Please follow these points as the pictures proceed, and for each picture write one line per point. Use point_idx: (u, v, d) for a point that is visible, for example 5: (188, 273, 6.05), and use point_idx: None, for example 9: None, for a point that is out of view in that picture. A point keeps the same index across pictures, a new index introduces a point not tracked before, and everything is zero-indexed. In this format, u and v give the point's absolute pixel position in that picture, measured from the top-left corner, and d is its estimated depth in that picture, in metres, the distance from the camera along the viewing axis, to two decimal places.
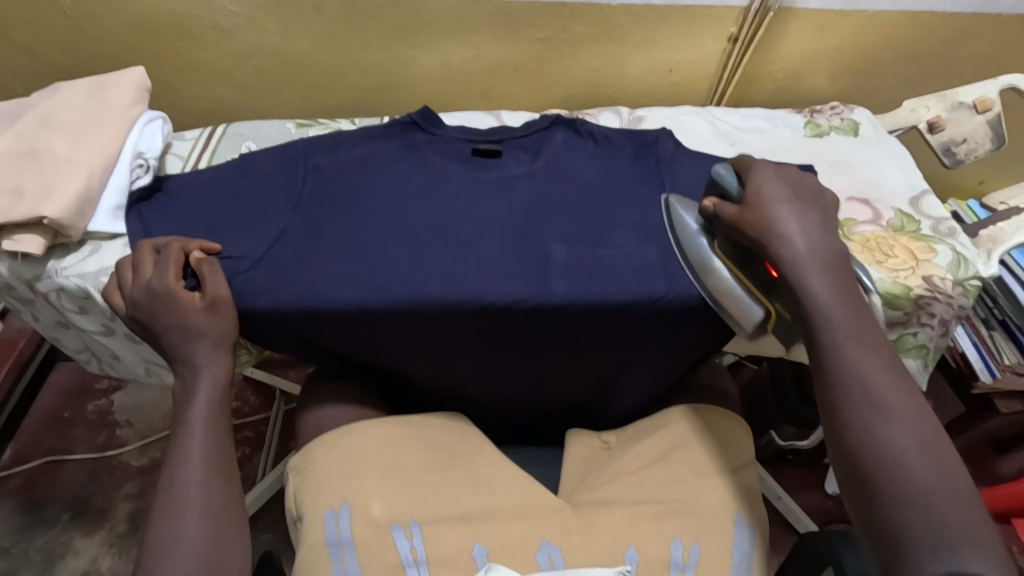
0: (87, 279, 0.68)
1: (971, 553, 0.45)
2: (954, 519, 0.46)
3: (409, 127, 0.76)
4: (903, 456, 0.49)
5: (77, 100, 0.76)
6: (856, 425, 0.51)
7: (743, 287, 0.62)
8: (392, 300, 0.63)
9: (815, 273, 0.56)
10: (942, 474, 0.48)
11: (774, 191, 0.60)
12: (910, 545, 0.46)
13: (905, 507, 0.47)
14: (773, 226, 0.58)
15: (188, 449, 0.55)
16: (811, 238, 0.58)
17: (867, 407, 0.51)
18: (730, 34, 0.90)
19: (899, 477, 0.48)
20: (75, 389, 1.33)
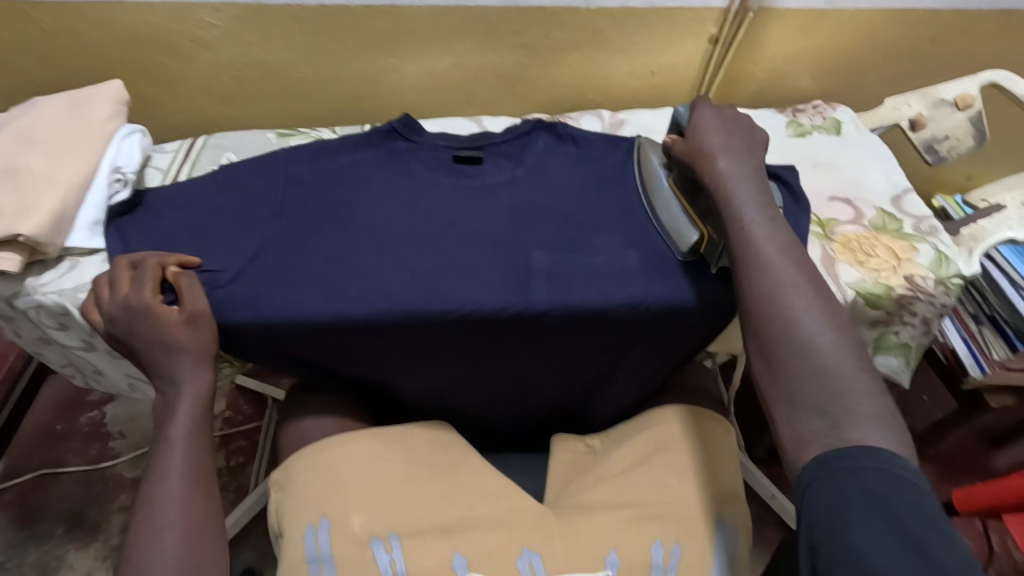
0: (66, 296, 0.67)
1: (859, 420, 0.48)
2: (848, 390, 0.49)
3: (390, 135, 0.75)
4: (804, 334, 0.52)
5: (53, 116, 0.75)
6: (762, 303, 0.54)
7: (687, 215, 0.68)
8: (373, 313, 0.63)
9: (738, 180, 0.61)
10: (841, 350, 0.51)
11: (710, 119, 0.66)
12: (804, 410, 0.50)
13: (798, 373, 0.51)
14: (703, 147, 0.64)
15: (169, 466, 0.55)
16: (737, 156, 0.63)
17: (773, 286, 0.55)
18: (711, 35, 0.90)
19: (794, 347, 0.52)
20: (66, 402, 1.33)
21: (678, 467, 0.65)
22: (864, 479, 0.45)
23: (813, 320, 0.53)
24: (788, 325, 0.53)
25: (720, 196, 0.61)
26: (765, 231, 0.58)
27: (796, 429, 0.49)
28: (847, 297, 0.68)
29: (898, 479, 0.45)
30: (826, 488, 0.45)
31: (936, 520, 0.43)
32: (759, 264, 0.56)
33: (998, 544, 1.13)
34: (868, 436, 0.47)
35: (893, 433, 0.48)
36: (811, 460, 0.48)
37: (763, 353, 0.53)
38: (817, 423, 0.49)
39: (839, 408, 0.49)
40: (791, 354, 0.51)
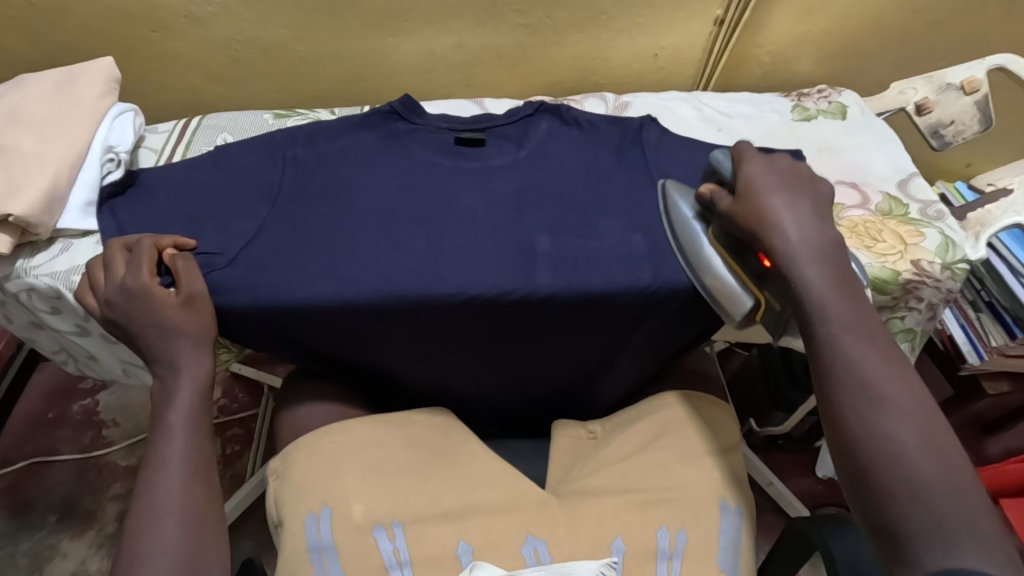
0: (58, 279, 0.66)
1: (979, 552, 0.42)
2: (957, 512, 0.44)
3: (390, 117, 0.74)
4: (901, 450, 0.47)
5: (42, 94, 0.73)
6: (854, 417, 0.49)
7: (737, 276, 0.61)
8: (373, 296, 0.62)
9: (807, 261, 0.55)
10: (943, 464, 0.46)
11: (766, 175, 0.60)
12: (909, 541, 0.44)
13: (900, 502, 0.45)
14: (765, 212, 0.58)
15: (167, 453, 0.54)
16: (801, 223, 0.58)
17: (861, 396, 0.49)
18: (716, 17, 0.89)
19: (892, 472, 0.46)
20: (60, 389, 1.31)
21: (682, 455, 0.64)
22: None
23: (904, 428, 0.48)
24: (880, 438, 0.48)
25: (787, 272, 0.55)
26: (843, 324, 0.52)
27: (904, 563, 0.44)
28: None
29: None
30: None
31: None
32: (842, 365, 0.51)
33: None
34: (989, 569, 0.42)
35: (1015, 562, 0.42)
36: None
37: (853, 467, 0.48)
38: (927, 559, 0.43)
39: (952, 537, 0.43)
40: (885, 471, 0.47)
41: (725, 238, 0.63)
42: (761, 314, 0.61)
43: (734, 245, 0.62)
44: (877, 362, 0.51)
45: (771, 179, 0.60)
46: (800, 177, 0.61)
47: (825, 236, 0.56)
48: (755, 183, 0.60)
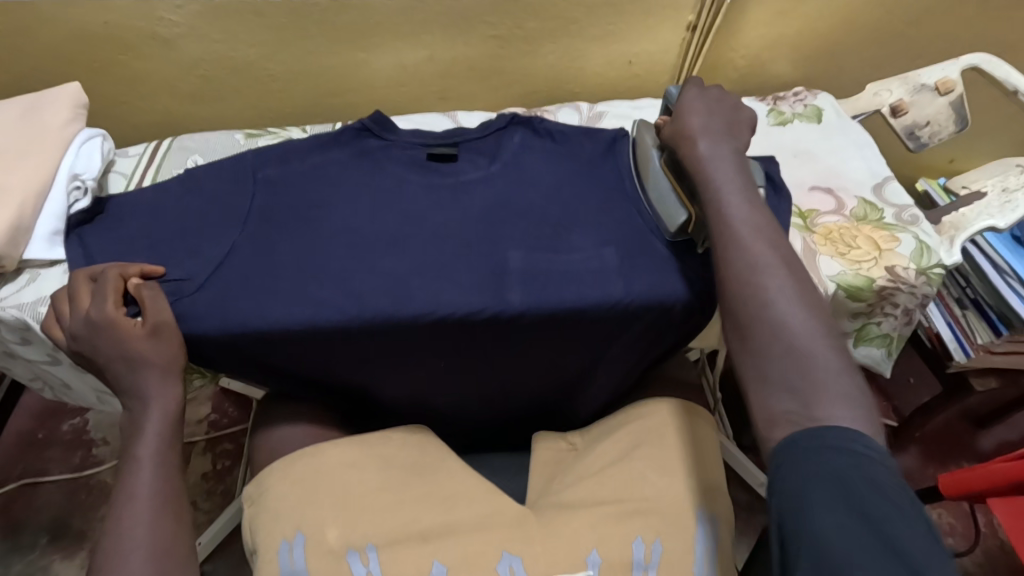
0: (25, 310, 0.65)
1: (829, 400, 0.47)
2: (818, 369, 0.49)
3: (361, 134, 0.73)
4: (778, 316, 0.52)
5: (9, 122, 0.73)
6: (739, 284, 0.54)
7: (678, 196, 0.67)
8: (344, 318, 0.61)
9: (716, 163, 0.61)
10: (815, 330, 0.51)
11: (696, 98, 0.66)
12: (774, 391, 0.50)
13: (769, 352, 0.51)
14: (685, 127, 0.64)
15: (134, 487, 0.54)
16: (718, 138, 0.64)
17: (749, 269, 0.55)
18: (688, 22, 0.88)
19: (764, 326, 0.52)
20: (49, 409, 1.30)
21: (658, 465, 0.64)
22: (820, 462, 0.44)
23: (784, 299, 0.53)
24: (761, 307, 0.53)
25: (698, 177, 0.61)
26: (743, 214, 0.58)
27: (767, 409, 0.49)
28: (828, 290, 0.67)
29: (856, 455, 0.44)
30: (787, 473, 0.45)
31: (889, 487, 0.43)
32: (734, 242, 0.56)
33: (984, 524, 1.14)
34: (836, 415, 0.47)
35: (865, 412, 0.47)
36: (781, 440, 0.48)
37: (737, 331, 0.53)
38: (784, 404, 0.48)
39: (810, 387, 0.48)
40: (761, 333, 0.52)
41: (665, 161, 0.69)
42: (693, 228, 0.65)
43: (676, 169, 0.68)
44: (770, 250, 0.56)
45: (701, 104, 0.66)
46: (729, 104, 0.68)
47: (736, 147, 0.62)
48: (685, 105, 0.66)
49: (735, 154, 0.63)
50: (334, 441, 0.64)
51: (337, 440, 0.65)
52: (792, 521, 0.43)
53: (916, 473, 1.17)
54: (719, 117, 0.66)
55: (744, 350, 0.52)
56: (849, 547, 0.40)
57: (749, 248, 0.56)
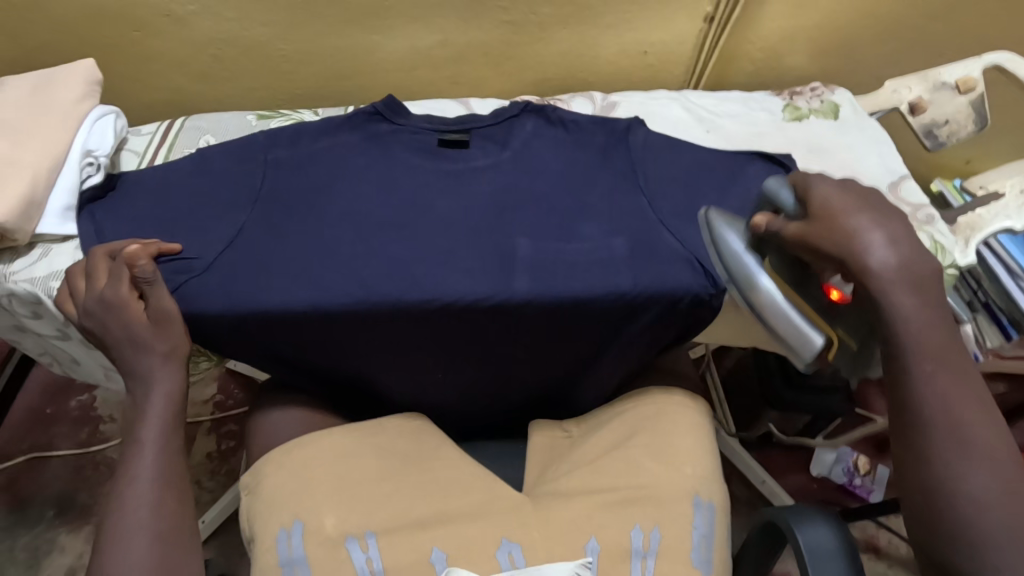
0: (37, 285, 0.66)
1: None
2: None
3: (372, 118, 0.72)
4: (990, 511, 0.45)
5: (22, 98, 0.73)
6: (939, 473, 0.47)
7: (807, 316, 0.54)
8: (349, 303, 0.62)
9: (904, 291, 0.50)
10: (1022, 513, 0.45)
11: (844, 196, 0.53)
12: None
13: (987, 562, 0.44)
14: (849, 239, 0.51)
15: (139, 468, 0.54)
16: (899, 251, 0.51)
17: (953, 446, 0.47)
18: (705, 13, 0.87)
19: (978, 527, 0.45)
20: (56, 385, 1.31)
21: (656, 450, 0.65)
22: None
23: (985, 479, 0.46)
24: (961, 491, 0.46)
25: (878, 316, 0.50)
26: (932, 367, 0.49)
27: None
28: None
29: None
30: None
31: None
32: (928, 412, 0.49)
33: None
34: None
35: None
36: None
37: (926, 511, 0.48)
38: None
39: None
40: (973, 532, 0.45)
41: (778, 264, 0.56)
42: (833, 353, 0.55)
43: (793, 274, 0.56)
44: (968, 417, 0.48)
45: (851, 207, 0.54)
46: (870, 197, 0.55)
47: (922, 274, 0.50)
48: (832, 202, 0.53)
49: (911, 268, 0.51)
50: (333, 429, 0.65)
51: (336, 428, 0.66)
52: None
53: None
54: (872, 215, 0.54)
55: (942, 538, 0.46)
56: None
57: (936, 408, 0.49)
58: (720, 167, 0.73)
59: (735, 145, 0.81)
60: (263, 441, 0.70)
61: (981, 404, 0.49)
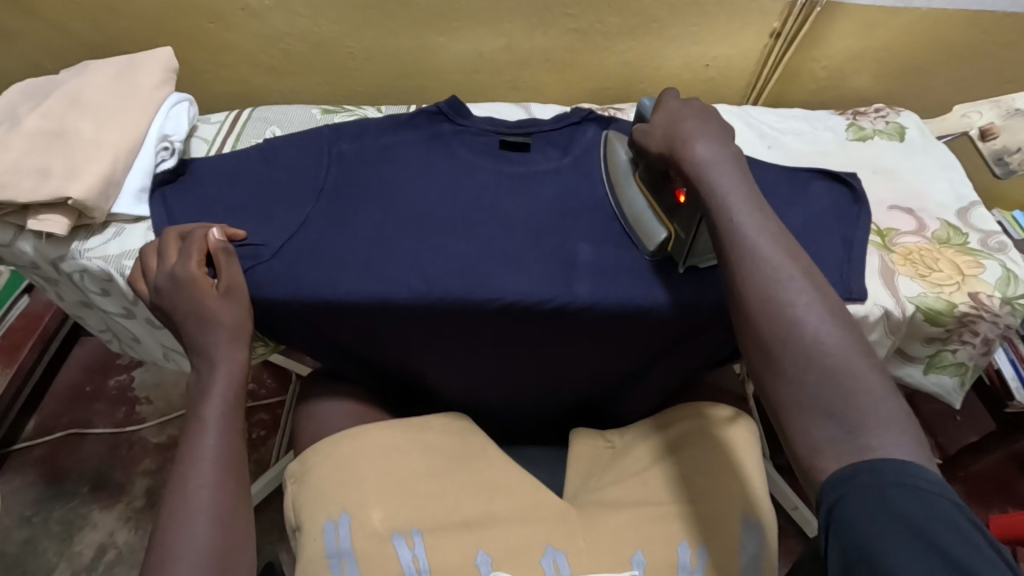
0: (110, 263, 0.67)
1: (878, 429, 0.42)
2: (862, 395, 0.44)
3: (435, 117, 0.73)
4: (809, 338, 0.46)
5: (104, 81, 0.76)
6: (757, 309, 0.49)
7: (654, 212, 0.66)
8: (410, 296, 0.62)
9: (720, 171, 0.56)
10: (852, 346, 0.46)
11: (682, 109, 0.62)
12: (813, 418, 0.44)
13: (812, 387, 0.45)
14: (678, 136, 0.60)
15: (199, 447, 0.55)
16: (715, 143, 0.59)
17: (768, 289, 0.49)
18: (773, 29, 0.87)
19: (797, 354, 0.46)
20: (98, 363, 1.34)
21: (707, 465, 0.63)
22: (891, 496, 0.38)
23: (816, 317, 0.47)
24: (788, 328, 0.47)
25: (698, 185, 0.56)
26: (757, 225, 0.53)
27: (809, 439, 0.44)
28: (906, 311, 0.64)
29: (924, 497, 0.38)
30: (850, 508, 0.39)
31: (977, 542, 0.36)
32: (750, 258, 0.51)
33: None
34: (894, 448, 0.41)
35: (914, 438, 0.42)
36: (830, 478, 0.42)
37: (761, 350, 0.48)
38: (828, 429, 0.43)
39: (855, 411, 0.43)
40: (800, 363, 0.46)
41: (647, 174, 0.66)
42: (671, 246, 0.64)
43: (653, 180, 0.66)
44: (787, 262, 0.50)
45: (689, 114, 0.62)
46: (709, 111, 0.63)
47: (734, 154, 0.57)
48: (672, 114, 0.63)
49: (734, 158, 0.59)
50: (382, 425, 0.65)
51: (382, 424, 0.65)
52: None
53: None
54: (711, 122, 0.61)
55: (772, 371, 0.47)
56: (901, 567, 0.35)
57: (765, 258, 0.50)
58: (785, 182, 0.71)
59: (798, 161, 0.80)
60: (314, 426, 0.71)
61: (806, 258, 0.51)
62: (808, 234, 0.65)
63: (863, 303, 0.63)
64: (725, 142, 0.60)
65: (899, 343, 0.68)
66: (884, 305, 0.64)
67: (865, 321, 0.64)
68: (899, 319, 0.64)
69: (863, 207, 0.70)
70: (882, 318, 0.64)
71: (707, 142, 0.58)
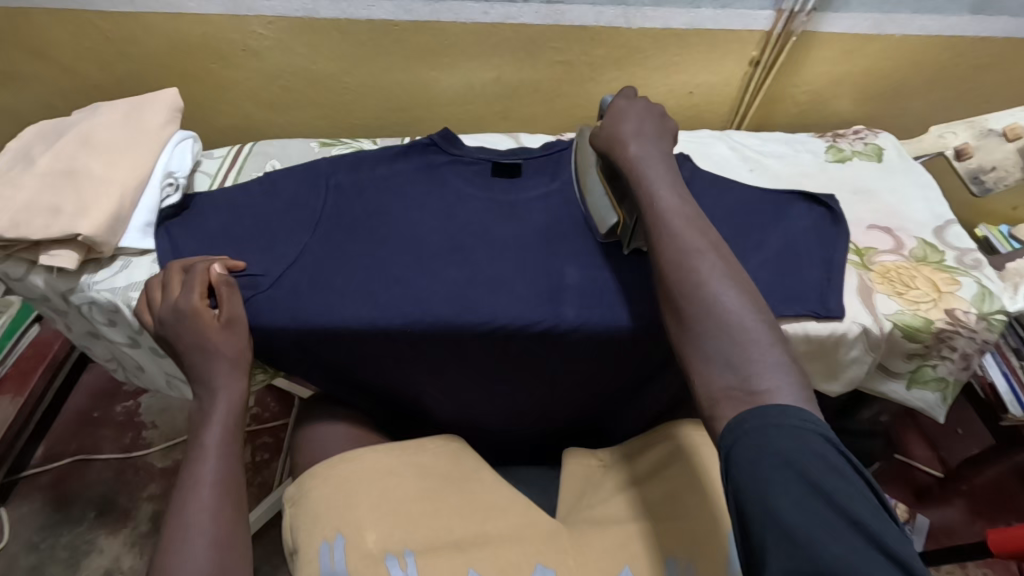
0: (117, 294, 0.70)
1: (766, 374, 0.47)
2: (755, 347, 0.48)
3: (428, 149, 0.76)
4: (712, 300, 0.52)
5: (113, 122, 0.80)
6: (672, 277, 0.54)
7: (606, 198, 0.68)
8: (404, 322, 0.64)
9: (650, 165, 0.62)
10: (749, 308, 0.51)
11: (627, 108, 0.68)
12: (712, 366, 0.49)
13: (710, 340, 0.50)
14: (617, 136, 0.65)
15: (201, 473, 0.57)
16: (648, 141, 0.65)
17: (681, 259, 0.55)
18: (751, 57, 0.90)
19: (701, 313, 0.51)
20: (105, 390, 1.37)
21: (687, 482, 0.64)
22: (770, 438, 0.43)
23: (720, 284, 0.52)
24: (695, 291, 0.52)
25: (630, 176, 0.62)
26: (676, 208, 0.58)
27: (709, 388, 0.49)
28: (884, 328, 0.66)
29: (796, 432, 0.43)
30: (739, 452, 0.43)
31: (835, 465, 0.42)
32: (669, 237, 0.57)
33: None
34: (778, 394, 0.46)
35: (801, 385, 0.47)
36: (726, 424, 0.46)
37: (673, 314, 0.54)
38: (724, 377, 0.48)
39: (746, 361, 0.48)
40: (704, 321, 0.51)
41: (604, 167, 0.70)
42: (619, 231, 0.67)
43: (609, 173, 0.69)
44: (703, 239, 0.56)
45: (634, 113, 0.67)
46: (655, 110, 0.69)
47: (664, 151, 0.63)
48: (619, 112, 0.68)
49: (666, 156, 0.64)
50: (372, 449, 0.67)
51: (374, 448, 0.68)
52: (754, 537, 0.41)
53: (962, 527, 1.20)
54: (650, 121, 0.67)
55: (681, 328, 0.52)
56: (780, 504, 0.40)
57: (680, 235, 0.56)
58: (764, 204, 0.73)
59: (780, 183, 0.82)
60: (314, 450, 0.73)
61: (719, 239, 0.57)
62: (786, 256, 0.68)
63: (841, 322, 0.65)
64: (661, 142, 0.66)
65: (881, 359, 0.69)
66: (862, 323, 0.66)
67: (845, 339, 0.66)
68: (877, 336, 0.66)
69: (842, 224, 0.72)
70: (861, 335, 0.66)
71: (639, 139, 0.64)
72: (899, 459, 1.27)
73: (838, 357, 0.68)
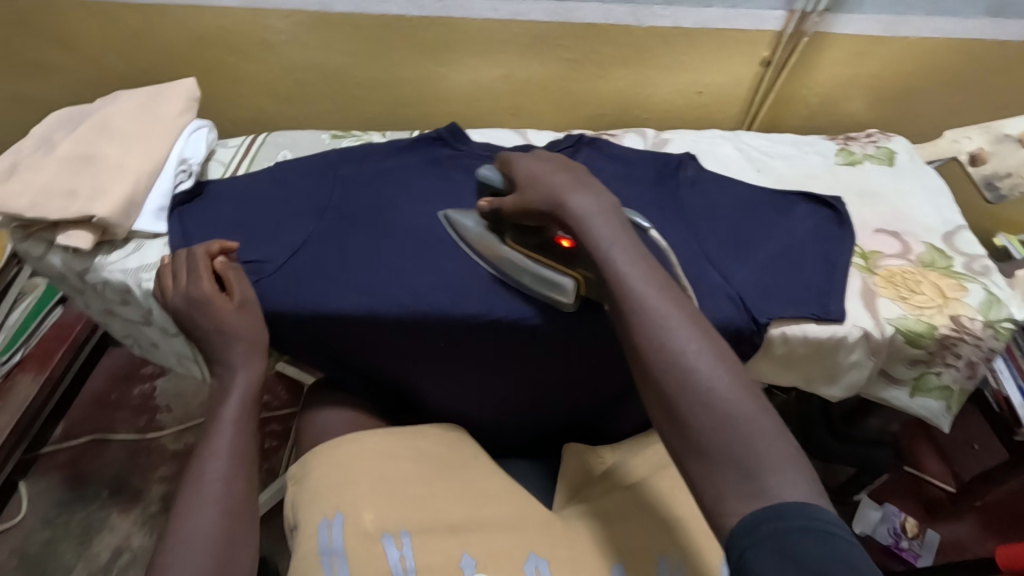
0: (129, 274, 0.73)
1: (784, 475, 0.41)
2: (759, 435, 0.43)
3: (434, 142, 0.79)
4: (703, 387, 0.46)
5: (132, 110, 0.82)
6: (653, 362, 0.48)
7: (547, 266, 0.63)
8: (401, 310, 0.65)
9: (603, 221, 0.56)
10: (737, 389, 0.45)
11: (544, 164, 0.63)
12: (720, 468, 0.43)
13: (711, 438, 0.44)
14: (553, 193, 0.59)
15: (218, 443, 0.59)
16: (589, 194, 0.59)
17: (655, 341, 0.49)
18: (762, 58, 0.89)
19: (695, 405, 0.45)
20: (122, 373, 1.41)
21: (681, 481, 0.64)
22: (796, 541, 0.38)
23: (703, 363, 0.46)
24: (683, 377, 0.46)
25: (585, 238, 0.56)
26: (641, 278, 0.52)
27: (712, 489, 0.43)
28: (885, 331, 0.65)
29: (825, 536, 0.38)
30: (761, 556, 0.38)
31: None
32: (638, 311, 0.50)
33: None
34: (796, 493, 0.41)
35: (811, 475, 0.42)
36: (743, 523, 0.40)
37: (663, 407, 0.47)
38: (735, 480, 0.42)
39: (755, 458, 0.42)
40: (703, 414, 0.45)
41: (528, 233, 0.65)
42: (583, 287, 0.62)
43: (534, 238, 0.65)
44: (670, 306, 0.50)
45: (549, 168, 0.63)
46: (568, 164, 0.64)
47: (609, 204, 0.58)
48: (532, 173, 0.62)
49: (612, 207, 0.59)
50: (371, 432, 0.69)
51: (374, 432, 0.69)
52: None
53: (973, 543, 1.16)
54: (572, 173, 0.62)
55: (675, 423, 0.46)
56: None
57: (654, 308, 0.50)
58: (766, 205, 0.72)
59: (785, 184, 0.81)
60: (318, 433, 0.74)
61: (689, 306, 0.51)
62: (785, 257, 0.67)
63: (841, 325, 0.65)
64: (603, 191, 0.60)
65: (882, 364, 0.68)
66: (863, 326, 0.65)
67: (845, 342, 0.65)
68: (878, 340, 0.65)
69: (849, 230, 0.71)
70: (861, 338, 0.65)
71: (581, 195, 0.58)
72: (909, 472, 1.25)
73: (838, 361, 0.68)
